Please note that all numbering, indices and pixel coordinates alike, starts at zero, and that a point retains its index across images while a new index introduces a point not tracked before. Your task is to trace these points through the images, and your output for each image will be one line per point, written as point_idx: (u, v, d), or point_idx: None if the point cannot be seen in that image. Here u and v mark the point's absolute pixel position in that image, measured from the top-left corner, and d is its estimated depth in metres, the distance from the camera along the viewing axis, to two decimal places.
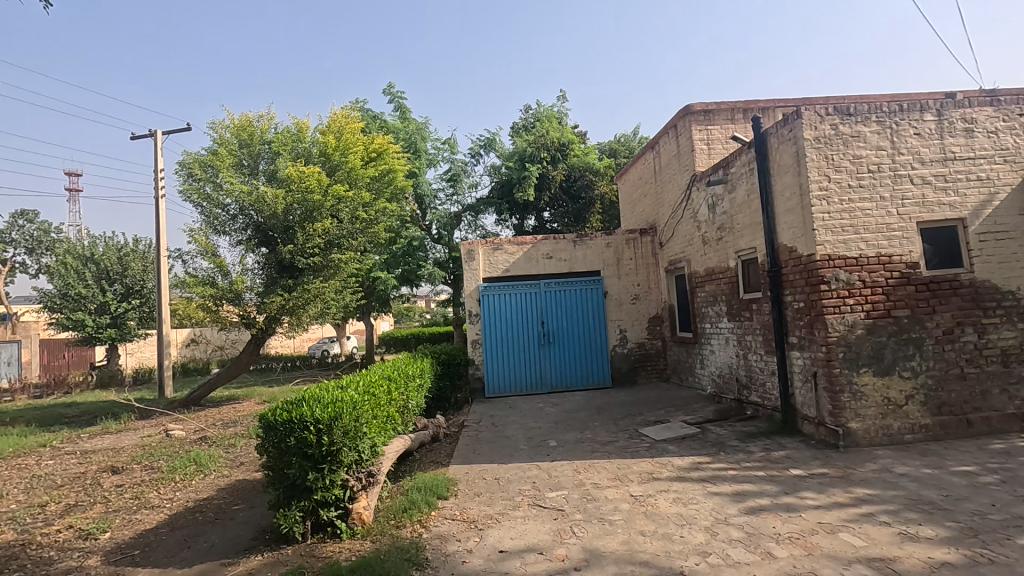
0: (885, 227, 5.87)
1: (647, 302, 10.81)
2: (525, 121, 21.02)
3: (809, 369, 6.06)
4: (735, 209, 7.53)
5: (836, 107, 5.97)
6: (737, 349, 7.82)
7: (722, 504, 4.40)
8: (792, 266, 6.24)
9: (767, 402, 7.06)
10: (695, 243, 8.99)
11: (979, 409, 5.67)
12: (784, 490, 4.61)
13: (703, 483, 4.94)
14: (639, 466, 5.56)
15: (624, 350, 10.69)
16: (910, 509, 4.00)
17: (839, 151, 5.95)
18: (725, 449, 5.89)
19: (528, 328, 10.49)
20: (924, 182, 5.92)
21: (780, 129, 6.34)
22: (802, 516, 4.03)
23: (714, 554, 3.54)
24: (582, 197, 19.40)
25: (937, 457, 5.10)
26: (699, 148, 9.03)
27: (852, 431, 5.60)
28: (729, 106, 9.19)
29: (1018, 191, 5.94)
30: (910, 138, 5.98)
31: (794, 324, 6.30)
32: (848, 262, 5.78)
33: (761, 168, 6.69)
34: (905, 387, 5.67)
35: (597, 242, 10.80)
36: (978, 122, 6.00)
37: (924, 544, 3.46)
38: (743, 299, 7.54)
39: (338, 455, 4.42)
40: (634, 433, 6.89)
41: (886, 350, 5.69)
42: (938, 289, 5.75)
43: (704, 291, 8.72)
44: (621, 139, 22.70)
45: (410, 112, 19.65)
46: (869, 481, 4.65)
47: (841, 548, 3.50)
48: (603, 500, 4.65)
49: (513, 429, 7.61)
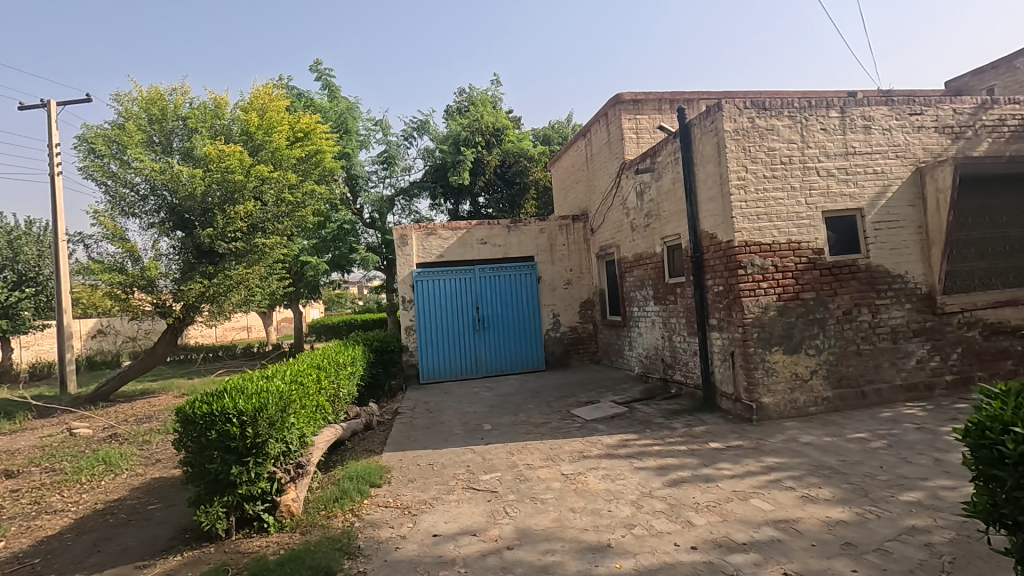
0: (796, 216, 6.30)
1: (580, 287, 11.06)
2: (458, 104, 20.87)
3: (727, 348, 6.45)
4: (662, 197, 7.83)
5: (753, 101, 6.32)
6: (663, 331, 8.19)
7: (647, 478, 4.64)
8: (713, 252, 6.58)
9: (690, 381, 7.47)
10: (624, 230, 9.29)
11: (873, 382, 6.26)
12: (703, 462, 4.91)
13: (630, 458, 5.19)
14: (570, 445, 5.72)
15: (557, 333, 10.94)
16: (812, 474, 4.39)
17: (755, 144, 6.31)
18: (651, 427, 6.19)
19: (462, 314, 10.48)
20: (828, 175, 6.40)
21: (703, 120, 6.64)
22: (719, 486, 4.32)
23: (639, 526, 3.73)
24: (516, 182, 19.37)
25: (836, 426, 5.59)
26: (628, 137, 9.30)
27: (764, 405, 6.04)
28: (657, 96, 9.47)
29: (908, 182, 6.52)
30: (817, 133, 6.44)
31: (714, 307, 6.68)
32: (763, 248, 6.17)
33: (685, 159, 7.00)
34: (810, 363, 6.16)
35: (530, 227, 10.91)
36: (875, 120, 6.54)
37: (822, 505, 3.80)
38: (668, 283, 7.90)
39: (263, 447, 4.26)
40: (566, 414, 7.09)
41: (794, 330, 6.15)
42: (839, 273, 6.26)
43: (633, 276, 9.05)
44: (555, 126, 23.07)
45: (339, 90, 18.89)
46: (779, 450, 5.05)
47: (752, 513, 3.78)
48: (535, 480, 4.76)
49: (448, 414, 7.61)
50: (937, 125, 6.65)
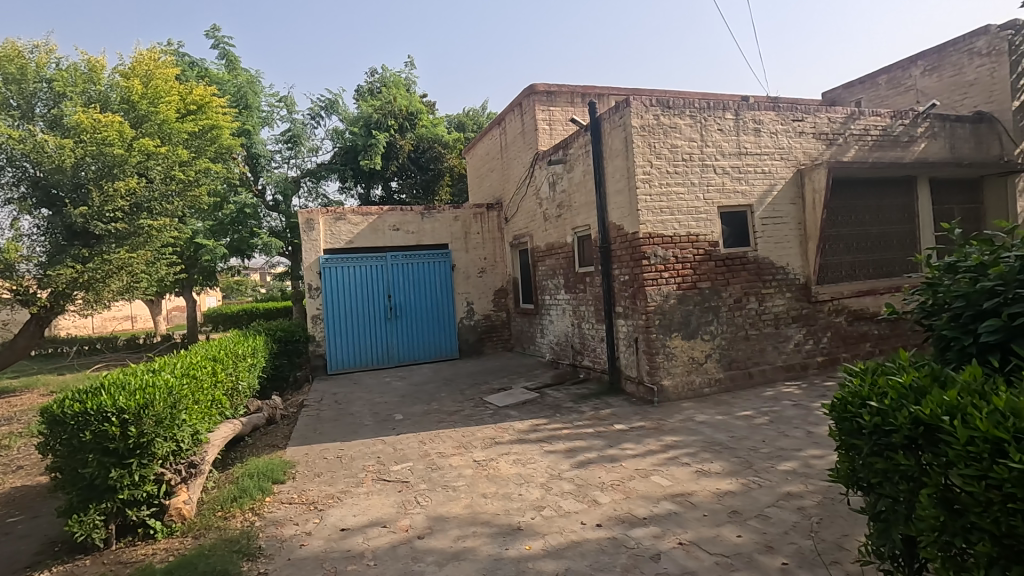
0: (695, 210, 6.71)
1: (493, 275, 11.12)
2: (370, 84, 20.12)
3: (631, 334, 6.78)
4: (573, 188, 8.05)
5: (658, 99, 6.63)
6: (572, 319, 8.45)
7: (556, 461, 4.79)
8: (620, 242, 6.88)
9: (597, 366, 7.79)
10: (537, 220, 9.44)
11: (758, 363, 6.85)
12: (609, 443, 5.15)
13: (541, 443, 5.32)
14: (482, 432, 5.77)
15: (471, 321, 10.96)
16: (705, 450, 4.75)
17: (660, 140, 6.63)
18: (561, 411, 6.39)
19: (373, 302, 10.19)
20: (723, 173, 6.87)
21: (612, 115, 6.88)
22: (622, 465, 4.56)
23: (547, 507, 3.85)
24: (430, 168, 19.05)
25: (727, 405, 6.08)
26: (541, 128, 9.44)
27: (664, 387, 6.43)
28: (569, 89, 9.67)
29: (791, 182, 7.16)
30: (714, 133, 6.88)
31: (620, 295, 6.99)
32: (665, 240, 6.53)
33: (595, 152, 7.22)
34: (705, 348, 6.63)
35: (444, 215, 10.79)
36: (763, 124, 7.10)
37: (713, 478, 4.13)
38: (578, 272, 8.15)
39: (149, 447, 3.90)
40: (479, 401, 7.14)
41: (692, 317, 6.59)
42: (731, 264, 6.78)
43: (545, 265, 9.24)
44: (470, 113, 22.95)
45: (238, 61, 17.51)
46: (676, 429, 5.41)
47: (652, 489, 4.03)
48: (447, 468, 4.76)
49: (357, 405, 7.39)
50: (815, 131, 7.35)
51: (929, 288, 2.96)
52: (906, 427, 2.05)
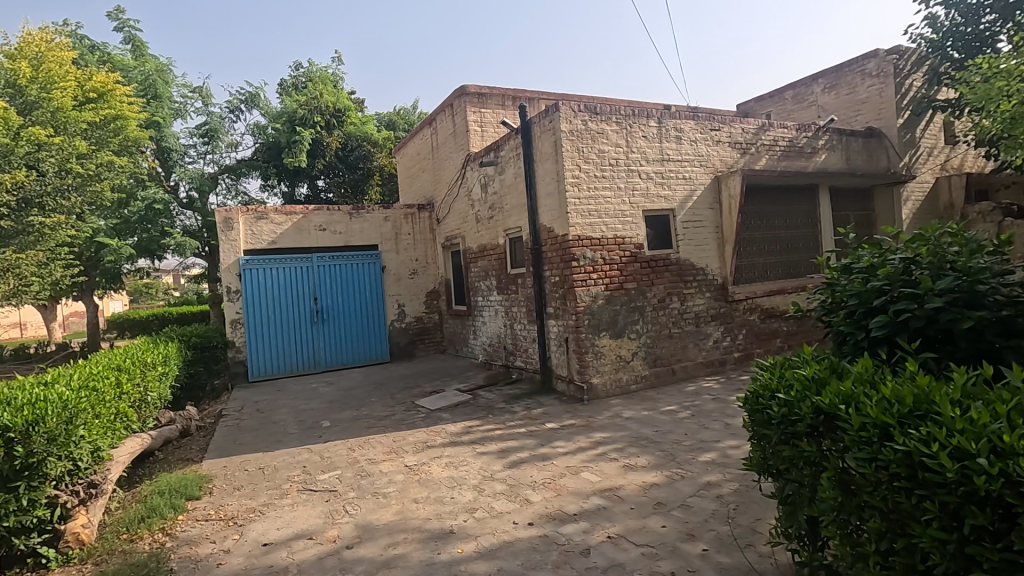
0: (621, 214, 6.95)
1: (425, 277, 10.99)
2: (295, 79, 19.32)
3: (562, 334, 6.92)
4: (504, 190, 8.11)
5: (586, 105, 6.81)
6: (505, 320, 8.50)
7: (489, 462, 4.80)
8: (550, 244, 7.01)
9: (529, 366, 7.88)
10: (469, 221, 9.43)
11: (681, 360, 7.19)
12: (541, 442, 5.22)
13: (473, 444, 5.32)
14: (414, 436, 5.69)
15: (402, 324, 10.77)
16: (632, 444, 4.93)
17: (587, 144, 6.81)
18: (493, 412, 6.41)
19: (298, 306, 9.77)
20: (648, 178, 7.15)
21: (542, 119, 6.98)
22: (554, 463, 4.64)
23: (480, 509, 3.85)
24: (359, 167, 18.58)
25: (652, 401, 6.34)
26: (473, 129, 9.43)
27: (593, 385, 6.62)
28: (500, 92, 9.73)
29: (710, 188, 7.57)
30: (639, 139, 7.15)
31: (551, 296, 7.11)
32: (593, 242, 6.71)
33: (526, 155, 7.32)
34: (632, 346, 6.87)
35: (374, 215, 10.54)
36: (684, 132, 7.46)
37: (640, 471, 4.29)
38: (510, 274, 8.21)
39: (40, 467, 3.53)
40: (411, 405, 7.02)
41: (619, 317, 6.81)
42: (655, 265, 7.07)
43: (477, 266, 9.24)
44: (401, 112, 22.59)
45: (145, 47, 16.26)
46: (605, 426, 5.57)
47: (582, 485, 4.12)
48: (377, 475, 4.65)
49: (282, 413, 7.06)
50: (730, 141, 7.81)
51: (828, 288, 3.22)
52: (809, 416, 2.22)
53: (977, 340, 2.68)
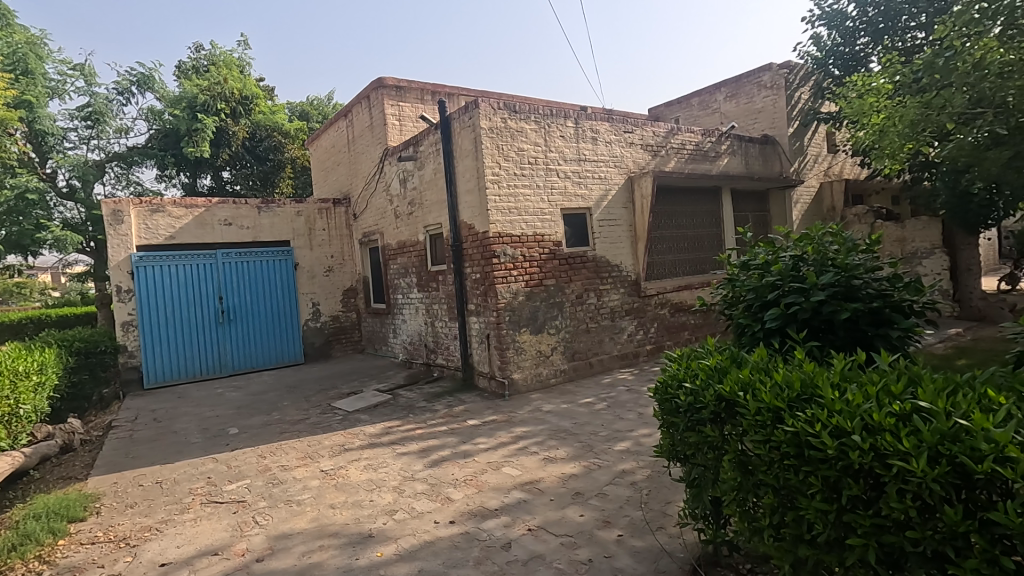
0: (540, 211, 7.06)
1: (341, 275, 10.60)
2: (195, 62, 17.86)
3: (483, 331, 6.94)
4: (424, 186, 7.99)
5: (505, 103, 6.85)
6: (425, 317, 8.39)
7: (410, 462, 4.72)
8: (471, 241, 7.00)
9: (450, 364, 7.83)
10: (388, 217, 9.21)
11: (597, 354, 7.44)
12: (462, 440, 5.21)
13: (393, 445, 5.21)
14: (331, 440, 5.48)
15: (317, 324, 10.32)
16: (552, 437, 5.04)
17: (507, 142, 6.86)
18: (414, 411, 6.32)
19: (200, 306, 9.09)
20: (565, 177, 7.33)
21: (462, 115, 6.95)
22: (475, 460, 4.65)
23: (400, 510, 3.78)
24: (269, 159, 17.73)
25: (571, 394, 6.52)
26: (391, 123, 9.20)
27: (514, 381, 6.70)
28: (419, 86, 9.57)
29: (623, 188, 7.88)
30: (557, 139, 7.30)
31: (472, 293, 7.11)
32: (513, 239, 6.78)
33: (446, 150, 7.25)
34: (551, 341, 7.02)
35: (285, 209, 10.01)
36: (600, 133, 7.71)
37: (559, 463, 4.39)
38: (431, 271, 8.11)
39: None
40: (327, 407, 6.76)
41: (539, 313, 6.93)
42: (573, 262, 7.26)
43: (396, 263, 9.04)
44: (314, 103, 21.65)
45: (12, 15, 14.30)
46: (526, 420, 5.66)
47: (503, 480, 4.16)
48: (290, 482, 4.43)
49: (183, 422, 6.54)
50: (642, 143, 8.16)
51: (729, 283, 3.47)
52: (711, 403, 2.37)
53: (852, 328, 3.00)
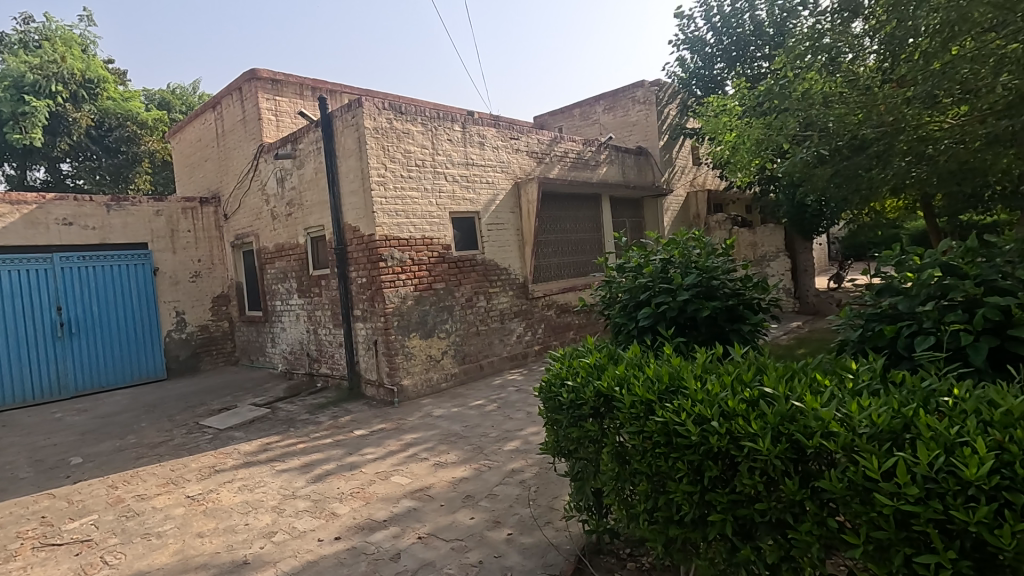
0: (428, 214, 7.00)
1: (210, 280, 9.71)
2: (24, 36, 15.41)
3: (370, 337, 6.72)
4: (304, 186, 7.57)
5: (391, 104, 6.71)
6: (307, 325, 7.94)
7: (290, 479, 4.44)
8: (356, 244, 6.75)
9: (335, 373, 7.49)
10: (263, 218, 8.60)
11: (487, 356, 7.52)
12: (349, 451, 5.00)
13: (272, 462, 4.87)
14: (198, 462, 4.99)
15: (181, 335, 9.35)
16: (442, 442, 5.01)
17: (393, 144, 6.71)
18: (295, 425, 5.95)
19: (31, 318, 7.82)
20: (453, 181, 7.33)
21: (344, 114, 6.69)
22: (362, 471, 4.48)
23: (280, 532, 3.53)
24: (121, 151, 15.75)
25: (461, 397, 6.53)
26: (266, 118, 8.60)
27: (404, 387, 6.56)
28: (298, 80, 9.06)
29: (510, 193, 8.06)
30: (445, 143, 7.29)
31: (358, 298, 6.85)
32: (400, 242, 6.64)
33: (327, 150, 6.93)
34: (441, 345, 6.97)
35: (141, 208, 8.96)
36: (487, 138, 7.82)
37: (449, 468, 4.37)
38: (312, 276, 7.70)
39: None
40: (194, 427, 6.14)
41: (428, 317, 6.85)
42: (462, 266, 7.28)
43: (274, 268, 8.47)
44: (177, 91, 19.66)
45: None
46: (416, 426, 5.56)
47: (392, 490, 4.06)
48: (149, 513, 3.96)
49: (8, 455, 5.58)
50: (528, 150, 8.40)
51: (607, 285, 3.69)
52: (592, 399, 2.50)
53: (713, 324, 3.32)
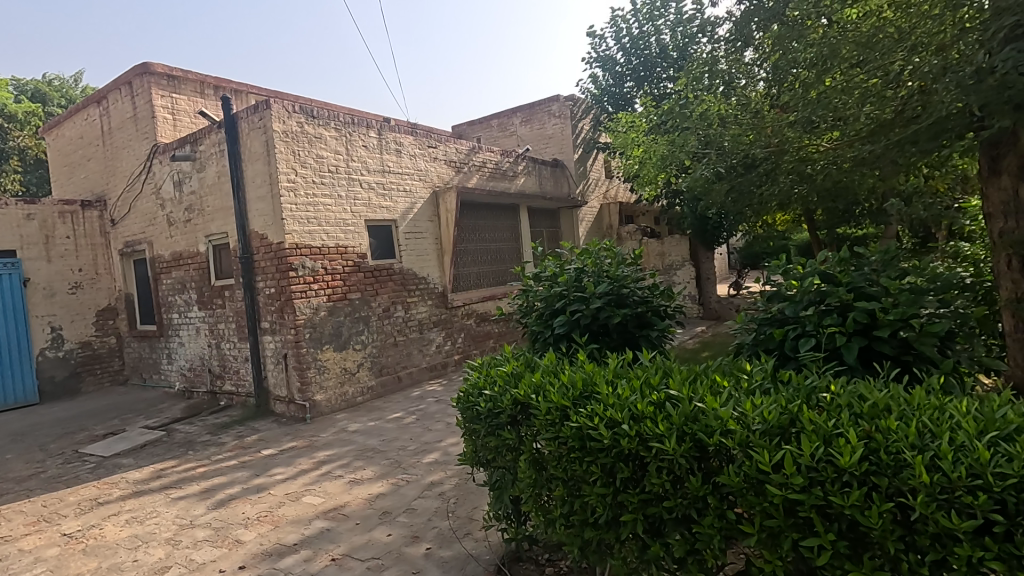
0: (343, 222, 6.77)
1: (94, 292, 8.79)
2: None
3: (279, 351, 6.37)
4: (204, 191, 7.07)
5: (302, 107, 6.45)
6: (209, 339, 7.39)
7: (188, 507, 4.09)
8: (263, 252, 6.40)
9: (240, 390, 7.02)
10: (158, 224, 7.93)
11: (406, 367, 7.37)
12: (255, 473, 4.70)
13: (166, 490, 4.46)
14: (78, 494, 4.47)
15: (57, 353, 8.37)
16: (358, 458, 4.83)
17: (304, 148, 6.45)
18: (194, 447, 5.50)
19: None
20: (369, 188, 7.14)
21: (251, 115, 6.35)
22: (270, 493, 4.22)
23: (175, 566, 3.24)
24: None
25: (378, 410, 6.34)
26: (161, 116, 7.95)
27: (317, 402, 6.27)
28: (198, 77, 8.47)
29: (428, 201, 7.98)
30: (360, 149, 7.10)
31: (266, 309, 6.48)
32: (312, 251, 6.37)
33: (231, 152, 6.53)
34: (357, 357, 6.74)
35: (8, 211, 7.96)
36: (403, 146, 7.71)
37: (365, 484, 4.23)
38: (214, 286, 7.19)
39: None
40: (72, 455, 5.50)
41: (343, 328, 6.61)
42: (379, 275, 7.10)
43: (170, 278, 7.83)
44: (55, 83, 17.73)
45: None
46: (330, 443, 5.33)
47: (303, 511, 3.85)
48: (14, 557, 3.48)
49: None
50: (446, 159, 8.38)
51: (524, 294, 3.74)
52: (509, 408, 2.51)
53: (624, 331, 3.47)
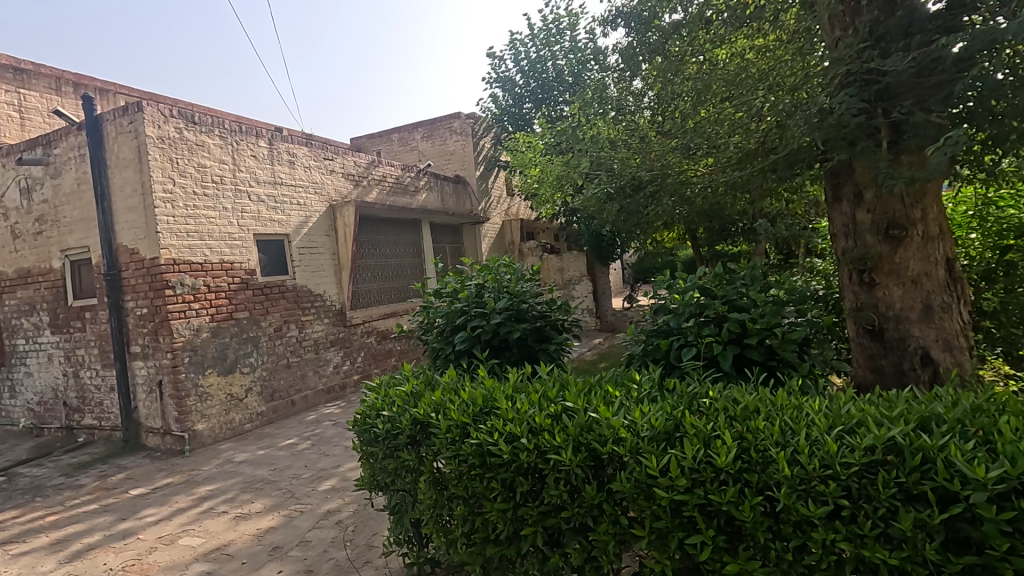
0: (228, 236, 6.30)
1: None
2: None
3: (152, 378, 5.75)
4: (60, 199, 6.27)
5: (180, 112, 5.96)
6: (64, 367, 6.51)
7: (34, 563, 3.53)
8: (134, 269, 5.78)
9: (104, 423, 6.24)
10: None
11: (300, 390, 6.96)
12: (121, 516, 4.17)
13: (5, 545, 3.82)
14: None
15: None
16: (245, 491, 4.46)
17: (183, 156, 5.94)
18: (44, 493, 4.78)
19: None
20: (258, 200, 6.72)
21: (119, 117, 5.75)
22: (140, 538, 3.76)
23: None
24: None
25: (269, 438, 5.92)
26: (4, 114, 6.95)
27: (197, 432, 5.73)
28: (52, 72, 7.53)
29: (325, 215, 7.66)
30: (248, 159, 6.67)
31: (136, 332, 5.84)
32: (192, 267, 5.85)
33: (95, 157, 5.86)
34: (245, 381, 6.26)
35: None
36: (297, 157, 7.36)
37: (252, 519, 3.91)
38: (72, 307, 6.37)
39: None
40: None
41: (229, 350, 6.11)
42: (270, 293, 6.68)
43: (14, 298, 6.82)
44: None
45: None
46: (212, 477, 4.88)
47: (179, 555, 3.48)
48: None
49: None
50: (344, 172, 8.12)
51: (424, 311, 3.69)
52: (409, 428, 2.45)
53: (523, 345, 3.52)
